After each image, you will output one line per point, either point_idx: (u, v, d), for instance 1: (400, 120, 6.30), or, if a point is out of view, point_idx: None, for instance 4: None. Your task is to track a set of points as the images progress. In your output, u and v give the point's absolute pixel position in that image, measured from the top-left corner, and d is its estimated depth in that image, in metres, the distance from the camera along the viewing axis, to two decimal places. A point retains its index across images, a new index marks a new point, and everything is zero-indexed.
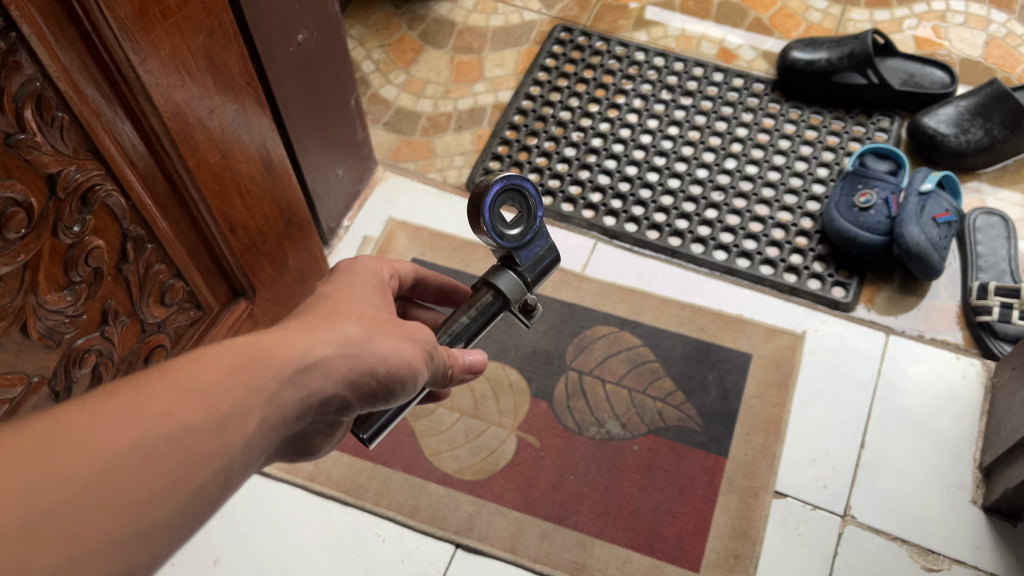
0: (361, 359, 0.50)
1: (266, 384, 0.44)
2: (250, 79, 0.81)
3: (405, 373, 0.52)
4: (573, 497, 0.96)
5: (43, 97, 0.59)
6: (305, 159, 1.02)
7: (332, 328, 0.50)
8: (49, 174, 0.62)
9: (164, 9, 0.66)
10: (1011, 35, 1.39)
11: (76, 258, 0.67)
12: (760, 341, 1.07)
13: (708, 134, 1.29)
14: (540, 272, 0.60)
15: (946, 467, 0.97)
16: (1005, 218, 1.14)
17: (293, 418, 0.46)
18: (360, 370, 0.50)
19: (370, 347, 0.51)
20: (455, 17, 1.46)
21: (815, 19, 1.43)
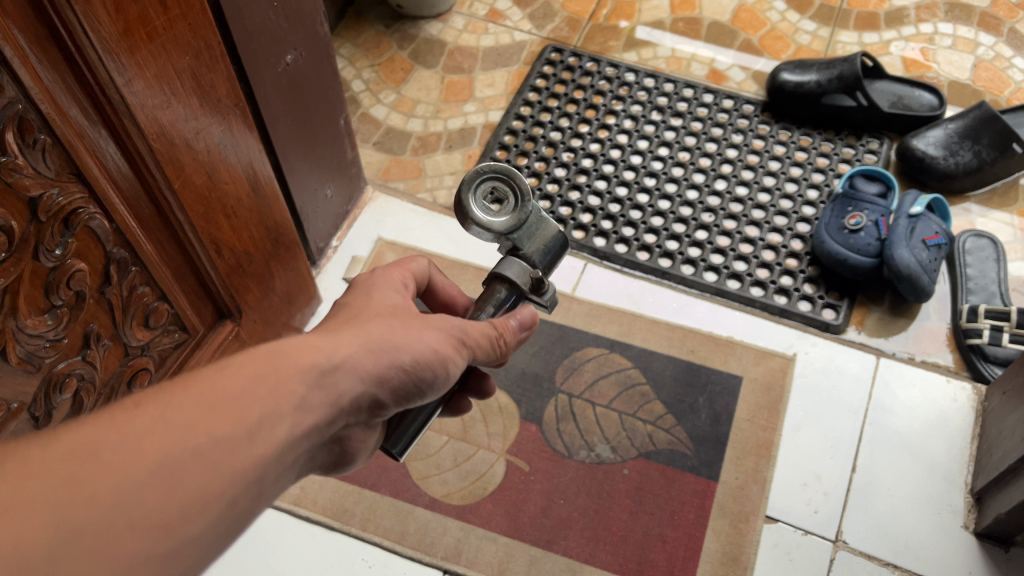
0: (386, 354, 0.55)
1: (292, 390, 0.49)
2: (237, 99, 0.80)
3: (432, 362, 0.57)
4: (562, 522, 0.95)
5: (25, 119, 0.58)
6: (293, 179, 1.01)
7: (356, 329, 0.55)
8: (30, 198, 0.61)
9: (149, 31, 0.65)
10: (1000, 58, 1.40)
11: (57, 282, 0.66)
12: (750, 363, 1.06)
13: (698, 155, 1.29)
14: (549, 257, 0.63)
15: (937, 492, 0.97)
16: (994, 241, 1.15)
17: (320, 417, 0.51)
18: (386, 365, 0.55)
19: (393, 342, 0.55)
20: (445, 37, 1.46)
21: (804, 41, 1.44)
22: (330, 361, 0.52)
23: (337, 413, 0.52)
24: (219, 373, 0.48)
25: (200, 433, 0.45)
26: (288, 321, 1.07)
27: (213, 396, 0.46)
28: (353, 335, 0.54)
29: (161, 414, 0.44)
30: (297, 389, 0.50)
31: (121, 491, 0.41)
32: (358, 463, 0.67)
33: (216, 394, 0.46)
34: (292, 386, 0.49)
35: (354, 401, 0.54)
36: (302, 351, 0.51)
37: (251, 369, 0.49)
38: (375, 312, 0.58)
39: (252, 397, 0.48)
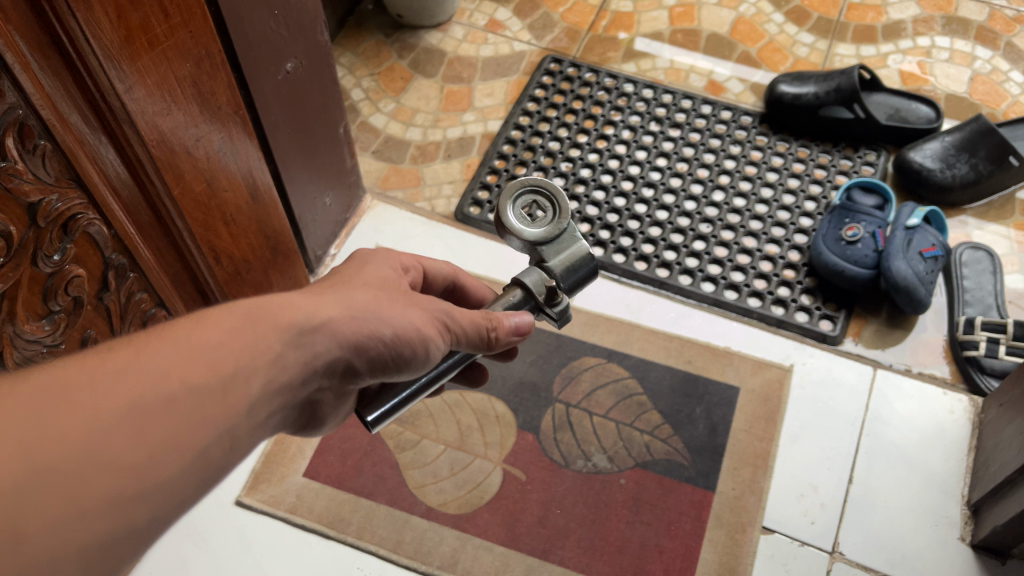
0: (367, 323, 0.54)
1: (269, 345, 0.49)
2: (237, 107, 0.81)
3: (411, 338, 0.56)
4: (559, 532, 0.95)
5: (26, 125, 0.58)
6: (292, 187, 1.01)
7: (340, 294, 0.55)
8: (30, 203, 0.61)
9: (151, 38, 0.65)
10: (997, 71, 1.41)
11: (55, 288, 0.66)
12: (748, 374, 1.06)
13: (696, 166, 1.30)
14: (572, 280, 0.61)
15: (935, 504, 0.97)
16: (991, 253, 1.15)
17: (297, 381, 0.51)
18: (366, 334, 0.54)
19: (375, 312, 0.55)
20: (444, 46, 1.47)
21: (802, 53, 1.44)
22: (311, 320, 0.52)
23: (311, 375, 0.52)
24: (200, 326, 0.47)
25: (175, 380, 0.44)
26: None
27: (192, 345, 0.46)
28: (338, 300, 0.54)
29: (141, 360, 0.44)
30: (274, 345, 0.49)
31: (98, 442, 0.41)
32: (319, 429, 0.66)
33: (198, 343, 0.46)
34: (270, 342, 0.49)
35: (330, 364, 0.53)
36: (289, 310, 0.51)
37: (231, 323, 0.48)
38: (364, 282, 0.58)
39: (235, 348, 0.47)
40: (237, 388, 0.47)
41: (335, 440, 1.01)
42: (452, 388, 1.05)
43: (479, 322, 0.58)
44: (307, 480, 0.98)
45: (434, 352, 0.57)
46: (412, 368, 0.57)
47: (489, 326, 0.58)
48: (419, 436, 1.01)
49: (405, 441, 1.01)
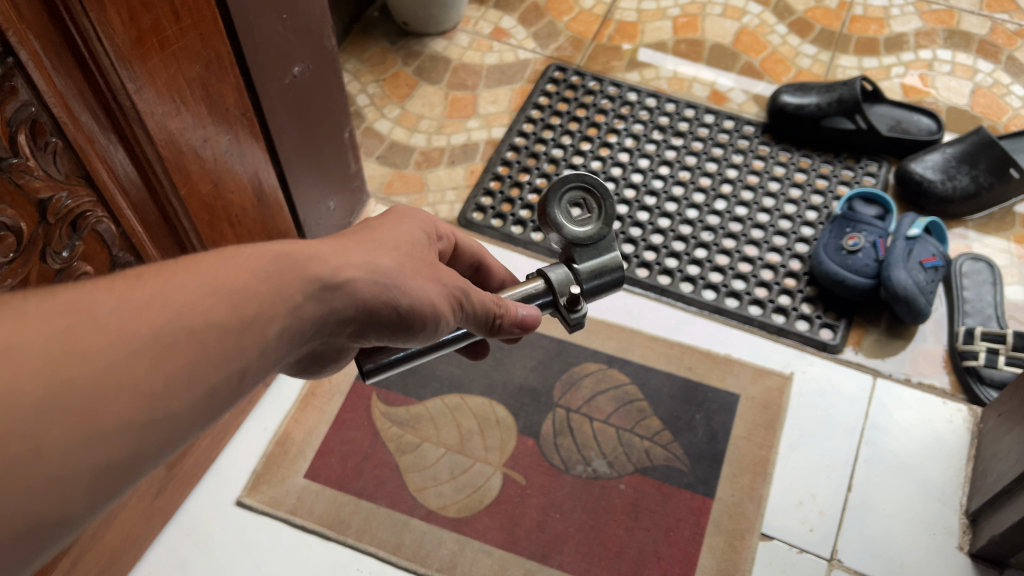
0: (388, 289, 0.52)
1: (291, 295, 0.47)
2: (245, 110, 0.81)
3: (425, 310, 0.54)
4: (558, 536, 0.95)
5: (37, 123, 0.59)
6: (297, 191, 1.02)
7: (366, 254, 0.52)
8: (40, 200, 0.62)
9: (161, 39, 0.66)
10: (998, 85, 1.42)
11: (63, 284, 0.67)
12: (748, 382, 1.07)
13: (698, 174, 1.30)
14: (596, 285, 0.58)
15: (933, 514, 0.97)
16: (990, 264, 1.16)
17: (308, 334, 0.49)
18: (384, 299, 0.52)
19: (398, 279, 0.53)
20: (450, 54, 1.48)
21: (805, 65, 1.45)
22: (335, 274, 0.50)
23: (323, 330, 0.50)
24: (221, 264, 0.45)
25: (195, 321, 0.42)
26: None
27: (215, 285, 0.44)
28: (362, 259, 0.52)
29: (163, 296, 0.42)
30: (296, 295, 0.47)
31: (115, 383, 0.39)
32: (319, 367, 0.65)
33: (218, 283, 0.44)
34: (292, 291, 0.47)
35: (343, 322, 0.51)
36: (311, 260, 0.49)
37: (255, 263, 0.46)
38: (392, 243, 0.55)
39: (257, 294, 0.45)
40: (253, 332, 0.45)
41: (336, 442, 1.02)
42: (453, 391, 1.06)
43: (488, 304, 0.56)
44: (308, 482, 0.98)
45: (443, 326, 0.56)
46: (420, 336, 0.56)
47: (495, 309, 0.56)
48: (420, 439, 1.02)
49: (406, 444, 1.01)
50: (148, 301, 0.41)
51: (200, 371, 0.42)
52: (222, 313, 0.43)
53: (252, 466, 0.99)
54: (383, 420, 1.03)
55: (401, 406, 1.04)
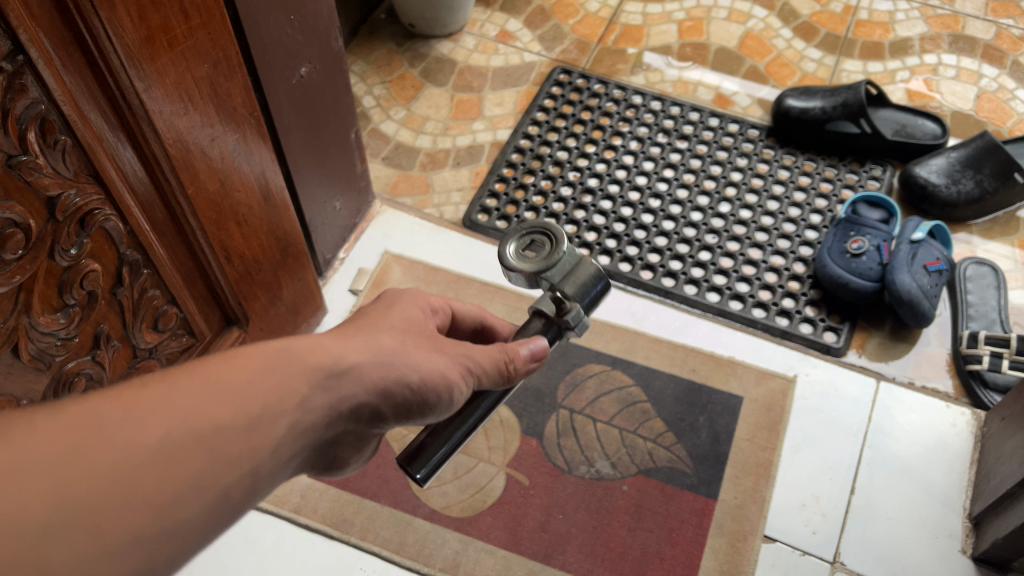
0: (395, 367, 0.51)
1: (296, 387, 0.46)
2: (252, 109, 0.82)
3: (438, 385, 0.53)
4: (561, 536, 0.95)
5: (47, 120, 0.59)
6: (303, 190, 1.03)
7: (365, 337, 0.52)
8: (49, 197, 0.62)
9: (170, 38, 0.66)
10: (1003, 90, 1.42)
11: (71, 281, 0.67)
12: (751, 384, 1.07)
13: (702, 177, 1.31)
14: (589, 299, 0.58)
15: (936, 518, 0.97)
16: (995, 269, 1.16)
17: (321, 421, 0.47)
18: (393, 378, 0.51)
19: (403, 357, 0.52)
20: (456, 56, 1.48)
21: (810, 69, 1.46)
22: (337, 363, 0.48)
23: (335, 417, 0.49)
24: (226, 365, 0.43)
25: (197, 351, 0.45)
26: (293, 331, 1.07)
27: (215, 381, 0.42)
28: (363, 343, 0.51)
29: (164, 402, 0.40)
30: (301, 387, 0.46)
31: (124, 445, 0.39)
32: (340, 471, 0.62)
33: (223, 383, 0.43)
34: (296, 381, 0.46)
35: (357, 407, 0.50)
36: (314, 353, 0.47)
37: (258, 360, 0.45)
38: (391, 324, 0.55)
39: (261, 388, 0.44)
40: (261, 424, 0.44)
41: None
42: None
43: (495, 358, 0.55)
44: (312, 481, 0.99)
45: (457, 396, 0.55)
46: (442, 409, 0.55)
47: (505, 358, 0.55)
48: None
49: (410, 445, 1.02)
50: (149, 409, 0.40)
51: (207, 474, 0.40)
52: (227, 413, 0.42)
53: None
54: None
55: None
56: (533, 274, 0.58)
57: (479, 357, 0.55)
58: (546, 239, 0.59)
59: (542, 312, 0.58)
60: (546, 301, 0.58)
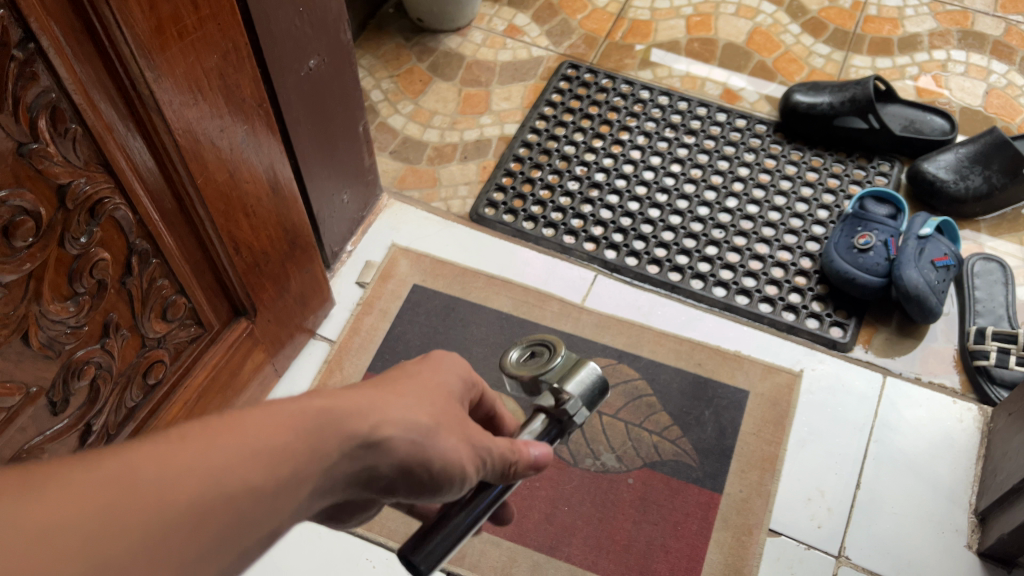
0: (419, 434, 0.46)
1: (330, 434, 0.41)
2: (261, 101, 0.82)
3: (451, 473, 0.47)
4: (566, 529, 0.95)
5: (58, 109, 0.60)
6: (311, 183, 1.03)
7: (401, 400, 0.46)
8: (59, 186, 0.63)
9: (180, 29, 0.67)
10: (1012, 86, 1.41)
11: (81, 270, 0.68)
12: (757, 378, 1.07)
13: (710, 172, 1.31)
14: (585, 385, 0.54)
15: (941, 512, 0.97)
16: (1002, 265, 1.16)
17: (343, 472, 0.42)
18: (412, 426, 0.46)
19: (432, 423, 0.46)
20: (464, 50, 1.48)
21: (818, 64, 1.45)
22: (376, 431, 0.43)
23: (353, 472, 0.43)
24: None
25: None
26: (301, 323, 1.07)
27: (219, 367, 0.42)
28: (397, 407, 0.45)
29: (188, 434, 0.36)
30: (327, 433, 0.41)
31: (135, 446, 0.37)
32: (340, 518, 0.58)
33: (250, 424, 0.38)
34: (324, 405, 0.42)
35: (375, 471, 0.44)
36: (355, 415, 0.42)
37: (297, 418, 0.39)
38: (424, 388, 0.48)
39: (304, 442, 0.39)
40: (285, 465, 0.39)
41: None
42: None
43: (504, 453, 0.49)
44: None
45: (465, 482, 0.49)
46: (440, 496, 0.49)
47: (511, 459, 0.50)
48: None
49: None
50: None
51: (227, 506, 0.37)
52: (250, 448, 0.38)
53: None
54: None
55: None
56: (531, 378, 0.57)
57: (494, 451, 0.49)
58: (545, 349, 0.60)
59: (539, 407, 0.54)
60: (546, 396, 0.54)
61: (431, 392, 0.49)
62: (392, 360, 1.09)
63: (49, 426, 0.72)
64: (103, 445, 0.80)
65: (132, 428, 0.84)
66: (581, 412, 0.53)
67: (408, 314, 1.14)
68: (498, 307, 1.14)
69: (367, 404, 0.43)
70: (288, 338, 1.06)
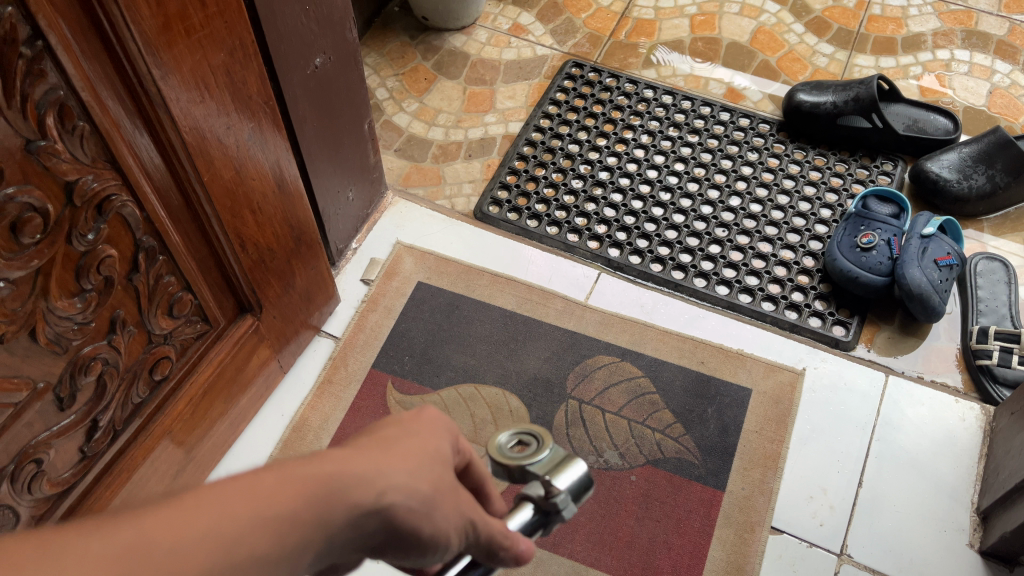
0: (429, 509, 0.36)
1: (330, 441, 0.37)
2: (267, 98, 0.83)
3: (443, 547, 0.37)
4: (569, 525, 0.96)
5: (66, 106, 0.60)
6: (316, 180, 1.04)
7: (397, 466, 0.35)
8: (66, 182, 0.63)
9: (187, 26, 0.67)
10: (1015, 86, 1.41)
11: (88, 266, 0.68)
12: (760, 376, 1.07)
13: (713, 171, 1.31)
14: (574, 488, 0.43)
15: (943, 511, 0.97)
16: (1006, 264, 1.16)
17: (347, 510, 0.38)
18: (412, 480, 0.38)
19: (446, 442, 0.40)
20: (468, 49, 1.49)
21: (821, 64, 1.46)
22: (381, 498, 0.33)
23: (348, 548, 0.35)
24: None
25: None
26: (307, 320, 1.08)
27: None
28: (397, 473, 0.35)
29: None
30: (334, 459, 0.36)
31: None
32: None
33: None
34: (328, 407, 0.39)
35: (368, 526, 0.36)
36: (361, 480, 0.33)
37: (294, 483, 0.30)
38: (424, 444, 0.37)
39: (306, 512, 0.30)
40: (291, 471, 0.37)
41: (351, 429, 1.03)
42: (467, 381, 1.07)
43: (497, 536, 0.40)
44: None
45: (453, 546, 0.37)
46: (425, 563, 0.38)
47: (501, 541, 0.40)
48: None
49: None
50: None
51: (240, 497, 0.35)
52: None
53: (269, 451, 1.02)
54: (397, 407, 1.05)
55: (416, 395, 1.06)
56: (516, 465, 0.43)
57: (489, 525, 0.39)
58: (533, 438, 0.46)
59: (526, 495, 0.42)
60: (533, 483, 0.43)
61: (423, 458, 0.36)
62: (397, 356, 1.10)
63: (56, 422, 0.73)
64: (110, 439, 0.81)
65: (139, 424, 0.84)
66: (571, 505, 0.42)
67: (412, 311, 1.14)
68: (502, 305, 1.15)
69: (368, 464, 0.33)
70: (293, 335, 1.06)
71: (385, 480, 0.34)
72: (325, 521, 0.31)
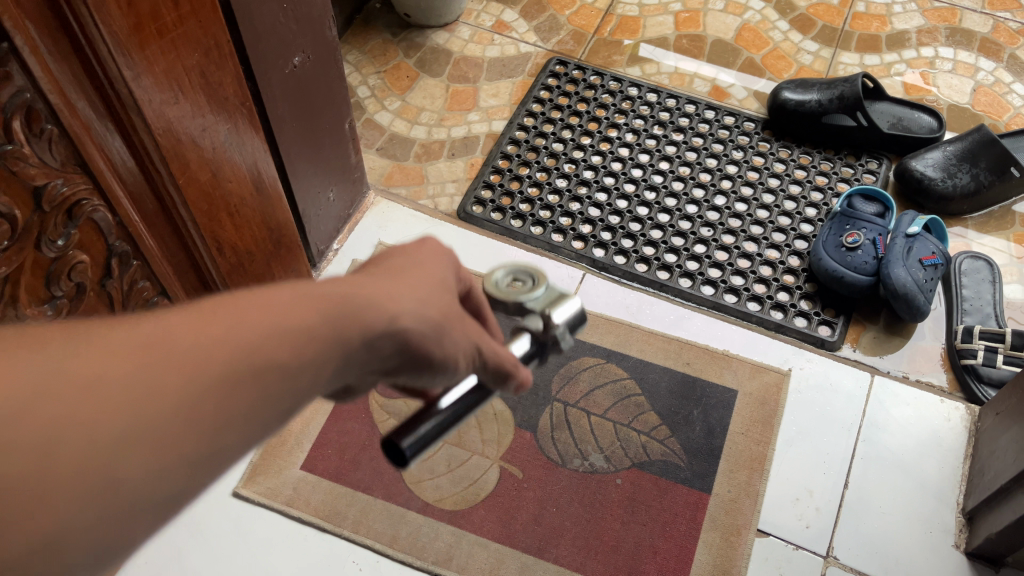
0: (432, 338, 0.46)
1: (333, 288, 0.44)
2: (244, 98, 0.81)
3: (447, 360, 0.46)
4: (555, 529, 0.95)
5: (33, 109, 0.59)
6: (296, 181, 1.02)
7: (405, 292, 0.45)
8: (35, 187, 0.61)
9: (160, 26, 0.65)
10: (1000, 83, 1.41)
11: (58, 273, 0.67)
12: (746, 377, 1.07)
13: (698, 170, 1.30)
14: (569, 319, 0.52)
15: (929, 512, 0.97)
16: (990, 263, 1.16)
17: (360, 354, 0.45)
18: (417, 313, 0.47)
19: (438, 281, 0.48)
20: (451, 46, 1.47)
21: (806, 61, 1.45)
22: (394, 321, 0.43)
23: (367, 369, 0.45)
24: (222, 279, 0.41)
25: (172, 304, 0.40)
26: None
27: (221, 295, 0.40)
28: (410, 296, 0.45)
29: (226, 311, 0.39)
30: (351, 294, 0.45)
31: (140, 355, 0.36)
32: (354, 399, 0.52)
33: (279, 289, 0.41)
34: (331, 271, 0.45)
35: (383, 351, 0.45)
36: (371, 303, 0.43)
37: (316, 302, 0.41)
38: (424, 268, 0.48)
39: (325, 325, 0.41)
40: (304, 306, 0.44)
41: (333, 434, 1.02)
42: None
43: (505, 363, 0.49)
44: (305, 473, 0.99)
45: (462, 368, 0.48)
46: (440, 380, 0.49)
47: (509, 370, 0.49)
48: None
49: None
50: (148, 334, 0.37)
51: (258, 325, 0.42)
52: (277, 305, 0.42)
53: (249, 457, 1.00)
54: (381, 412, 1.04)
55: (399, 399, 1.05)
56: (515, 301, 0.53)
57: (498, 354, 0.48)
58: (530, 279, 0.54)
59: (528, 328, 0.52)
60: (533, 316, 0.52)
61: (431, 285, 0.47)
62: None
63: None
64: None
65: None
66: (567, 339, 0.52)
67: None
68: None
69: (380, 292, 0.44)
70: None
71: (397, 308, 0.44)
72: (344, 333, 0.41)
